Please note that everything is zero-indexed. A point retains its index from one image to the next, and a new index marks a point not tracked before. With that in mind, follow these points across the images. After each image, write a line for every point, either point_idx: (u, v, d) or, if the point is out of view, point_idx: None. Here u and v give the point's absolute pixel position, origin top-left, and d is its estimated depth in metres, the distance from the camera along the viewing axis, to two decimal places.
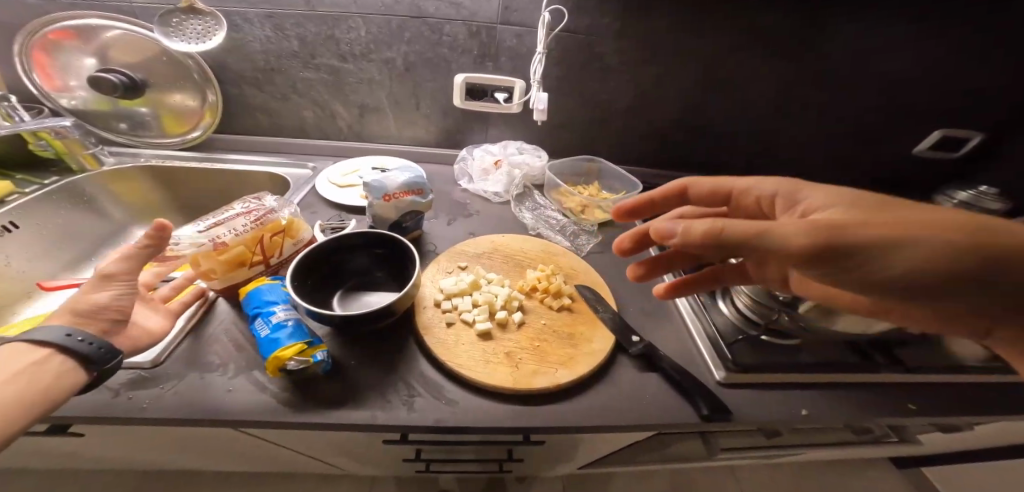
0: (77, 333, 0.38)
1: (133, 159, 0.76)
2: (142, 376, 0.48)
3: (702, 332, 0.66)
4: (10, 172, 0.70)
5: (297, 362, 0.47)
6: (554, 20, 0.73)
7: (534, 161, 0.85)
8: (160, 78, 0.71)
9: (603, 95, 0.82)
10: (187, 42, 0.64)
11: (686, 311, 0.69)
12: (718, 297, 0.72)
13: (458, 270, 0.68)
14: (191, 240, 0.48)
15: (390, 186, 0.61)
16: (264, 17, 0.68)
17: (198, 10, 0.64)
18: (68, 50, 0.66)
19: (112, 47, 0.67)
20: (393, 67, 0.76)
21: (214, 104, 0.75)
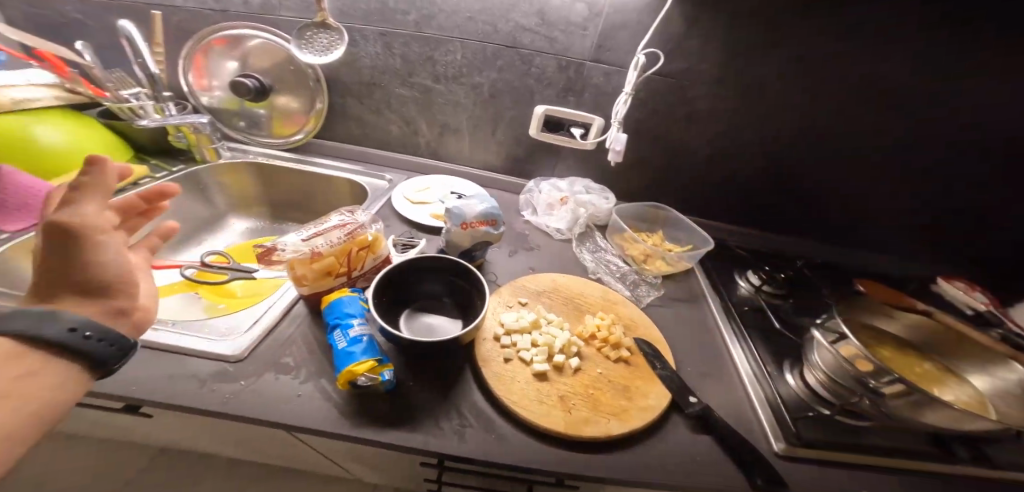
0: (86, 329, 0.32)
1: (244, 155, 0.81)
2: (227, 370, 0.49)
3: (762, 398, 0.62)
4: (148, 157, 0.77)
5: (367, 379, 0.48)
6: (647, 63, 0.73)
7: (601, 201, 0.84)
8: (282, 84, 0.77)
9: (681, 144, 0.82)
10: (314, 54, 0.70)
11: (746, 375, 0.66)
12: (785, 370, 0.67)
13: (519, 306, 0.68)
14: (296, 246, 0.52)
15: (468, 215, 0.62)
16: (378, 35, 0.74)
17: (328, 25, 0.70)
18: (219, 55, 0.74)
19: (253, 55, 0.74)
20: (479, 92, 0.80)
21: (319, 112, 0.81)
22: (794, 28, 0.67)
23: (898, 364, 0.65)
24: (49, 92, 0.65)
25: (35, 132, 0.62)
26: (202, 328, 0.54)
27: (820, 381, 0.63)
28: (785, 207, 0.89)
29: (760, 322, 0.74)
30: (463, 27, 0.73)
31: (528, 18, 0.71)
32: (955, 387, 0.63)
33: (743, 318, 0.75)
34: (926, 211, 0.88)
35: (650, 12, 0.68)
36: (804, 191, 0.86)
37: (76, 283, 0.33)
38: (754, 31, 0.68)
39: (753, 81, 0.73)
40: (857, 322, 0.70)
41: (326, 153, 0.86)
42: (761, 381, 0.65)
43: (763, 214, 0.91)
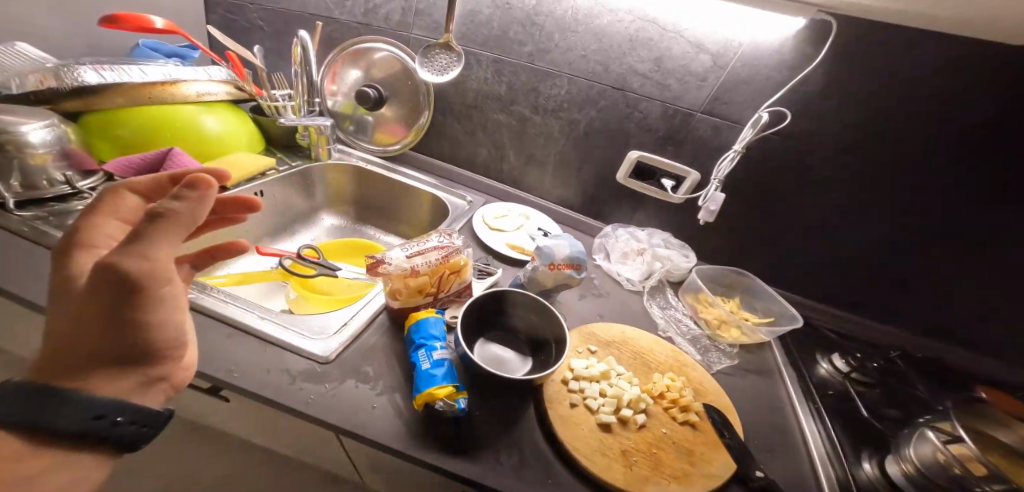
0: (113, 415, 0.32)
1: (348, 157, 0.88)
2: (316, 370, 0.52)
3: (832, 481, 0.58)
4: (274, 150, 0.84)
5: (444, 404, 0.49)
6: (770, 121, 0.72)
7: (680, 259, 0.83)
8: (396, 94, 0.84)
9: (770, 206, 0.80)
10: (433, 73, 0.79)
11: (817, 456, 0.61)
12: (863, 457, 0.62)
13: (589, 354, 0.67)
14: (399, 262, 0.56)
15: (557, 256, 0.62)
16: (492, 61, 0.79)
17: (451, 48, 0.77)
18: (352, 65, 0.82)
19: (379, 67, 0.82)
20: (574, 128, 0.82)
21: (421, 127, 0.88)
22: (929, 114, 0.64)
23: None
24: (224, 88, 0.72)
25: (203, 121, 0.70)
26: (300, 324, 0.57)
27: (906, 473, 0.58)
28: (875, 293, 0.83)
29: (840, 407, 0.70)
30: (575, 64, 0.75)
31: (643, 63, 0.72)
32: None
33: (824, 401, 0.70)
34: None
35: (785, 69, 0.67)
36: (903, 282, 0.80)
37: (115, 346, 0.33)
38: (878, 110, 0.66)
39: (870, 159, 0.70)
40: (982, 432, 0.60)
41: (416, 166, 0.92)
42: (835, 467, 0.60)
43: (849, 295, 0.86)
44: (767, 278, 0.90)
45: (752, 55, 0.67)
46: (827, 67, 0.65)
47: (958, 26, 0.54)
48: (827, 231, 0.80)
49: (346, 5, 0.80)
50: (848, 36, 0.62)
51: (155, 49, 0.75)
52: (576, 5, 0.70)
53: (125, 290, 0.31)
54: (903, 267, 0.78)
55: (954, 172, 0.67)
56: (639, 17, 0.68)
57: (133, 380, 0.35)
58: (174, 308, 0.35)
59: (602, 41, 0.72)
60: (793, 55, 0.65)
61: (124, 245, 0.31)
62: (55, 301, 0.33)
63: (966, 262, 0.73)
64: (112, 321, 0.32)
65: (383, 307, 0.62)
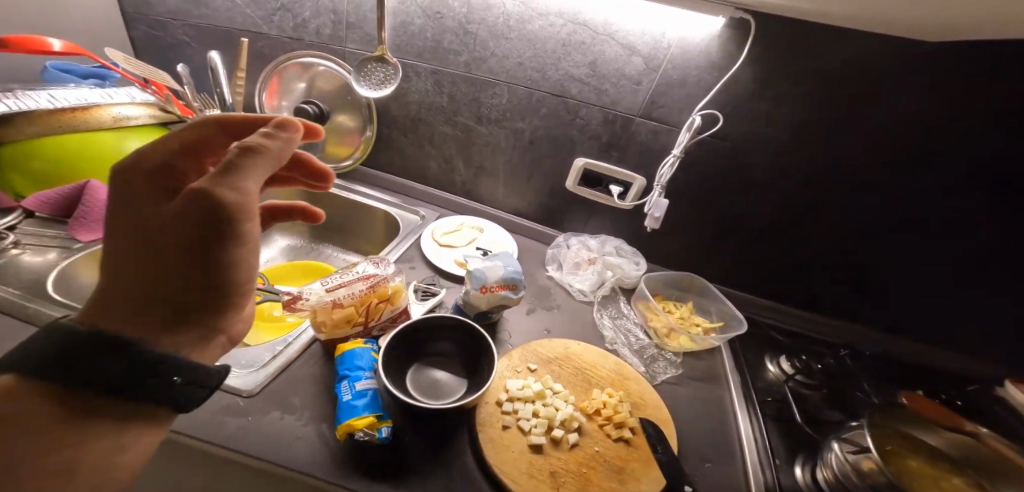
0: (171, 375, 0.33)
1: None
2: (238, 404, 0.54)
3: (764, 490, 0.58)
4: None
5: (364, 433, 0.49)
6: (704, 124, 0.72)
7: (630, 266, 0.82)
8: (336, 103, 0.82)
9: (719, 209, 0.80)
10: (369, 87, 0.77)
11: (753, 471, 0.60)
12: (796, 461, 0.63)
13: (527, 372, 0.67)
14: (319, 296, 0.55)
15: (489, 278, 0.60)
16: (430, 72, 0.76)
17: (386, 61, 0.75)
18: (292, 79, 0.81)
19: (319, 80, 0.80)
20: (520, 137, 0.79)
21: (367, 140, 0.86)
22: (856, 117, 0.65)
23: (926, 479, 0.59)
24: (146, 111, 0.74)
25: (126, 146, 0.71)
26: (227, 358, 0.59)
27: (827, 479, 0.58)
28: (826, 286, 0.86)
29: (787, 414, 0.69)
30: (512, 72, 0.73)
31: (579, 68, 0.70)
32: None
33: (762, 405, 0.70)
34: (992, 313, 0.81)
35: (714, 70, 0.66)
36: (847, 279, 0.83)
37: (185, 286, 0.33)
38: (812, 107, 0.66)
39: (808, 159, 0.71)
40: (895, 429, 0.62)
41: (367, 182, 0.91)
42: (766, 475, 0.60)
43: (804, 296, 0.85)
44: (725, 279, 0.90)
45: (682, 57, 0.66)
46: (754, 68, 0.64)
47: (882, 25, 0.54)
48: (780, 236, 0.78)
49: (276, 20, 0.77)
50: (776, 34, 0.62)
51: (67, 71, 0.76)
52: (507, 12, 0.67)
53: (214, 220, 0.33)
54: (844, 259, 0.81)
55: (886, 165, 0.69)
56: (571, 21, 0.66)
57: (194, 333, 0.35)
58: (250, 250, 0.37)
59: (536, 47, 0.69)
60: (719, 54, 0.64)
61: (223, 178, 0.34)
62: (131, 232, 0.33)
63: (901, 245, 0.77)
64: (191, 255, 0.33)
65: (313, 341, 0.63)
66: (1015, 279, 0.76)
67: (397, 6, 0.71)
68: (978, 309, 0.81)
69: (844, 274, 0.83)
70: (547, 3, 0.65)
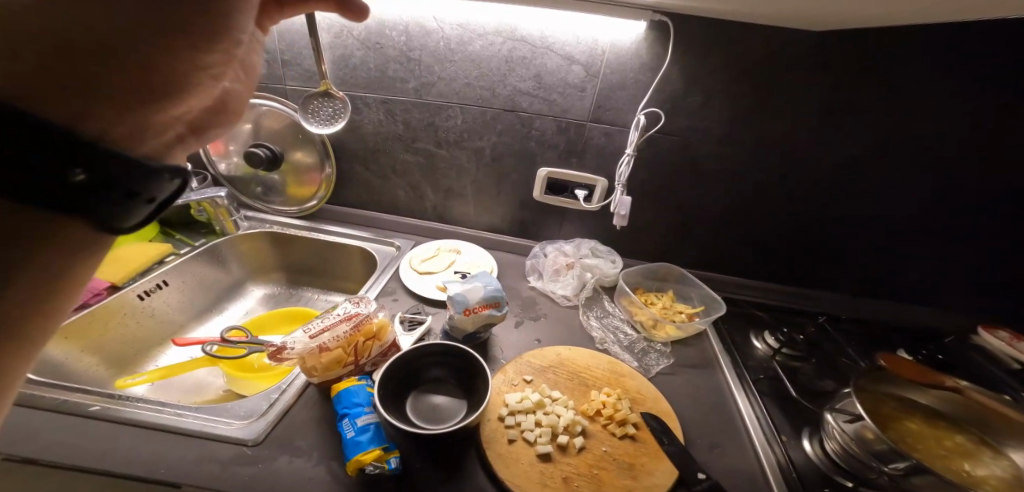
0: (139, 189, 0.32)
1: (261, 223, 0.84)
2: (243, 453, 0.50)
3: (774, 468, 0.60)
4: (173, 231, 0.80)
5: (374, 466, 0.48)
6: (649, 122, 0.76)
7: (608, 266, 0.84)
8: (290, 142, 0.80)
9: (684, 198, 0.84)
10: (319, 124, 0.74)
11: (764, 454, 0.62)
12: (803, 434, 0.65)
13: (523, 384, 0.66)
14: (304, 343, 0.54)
15: (471, 300, 0.60)
16: (380, 102, 0.77)
17: (332, 95, 0.73)
18: (233, 121, 0.78)
19: (264, 121, 0.79)
20: (481, 155, 0.81)
21: (329, 178, 0.84)
22: (780, 96, 0.71)
23: (925, 438, 0.66)
24: None
25: None
26: (226, 411, 0.54)
27: (836, 450, 0.61)
28: (792, 256, 0.90)
29: (776, 388, 0.72)
30: (461, 92, 0.75)
31: (526, 82, 0.73)
32: (993, 464, 0.64)
33: (758, 384, 0.72)
34: (938, 257, 0.87)
35: (646, 70, 0.70)
36: (806, 248, 0.88)
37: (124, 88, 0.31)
38: (741, 92, 0.71)
39: (747, 140, 0.76)
40: (886, 394, 0.70)
41: (338, 220, 0.90)
42: (775, 451, 0.62)
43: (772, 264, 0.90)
44: (698, 262, 0.93)
45: (616, 61, 0.70)
46: (680, 64, 0.69)
47: (778, 19, 0.59)
48: (734, 219, 0.86)
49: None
50: (695, 30, 0.66)
51: None
52: (446, 35, 0.70)
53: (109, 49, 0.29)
54: (802, 228, 0.86)
55: (820, 135, 0.74)
56: (509, 38, 0.69)
57: (138, 122, 0.33)
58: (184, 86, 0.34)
59: (480, 66, 0.72)
60: (647, 55, 0.69)
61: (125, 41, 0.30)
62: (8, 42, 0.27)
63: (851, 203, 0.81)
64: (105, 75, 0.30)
65: (310, 383, 0.60)
66: (949, 224, 0.83)
67: (334, 41, 0.73)
68: (926, 250, 0.87)
69: (803, 242, 0.88)
70: (484, 24, 0.68)
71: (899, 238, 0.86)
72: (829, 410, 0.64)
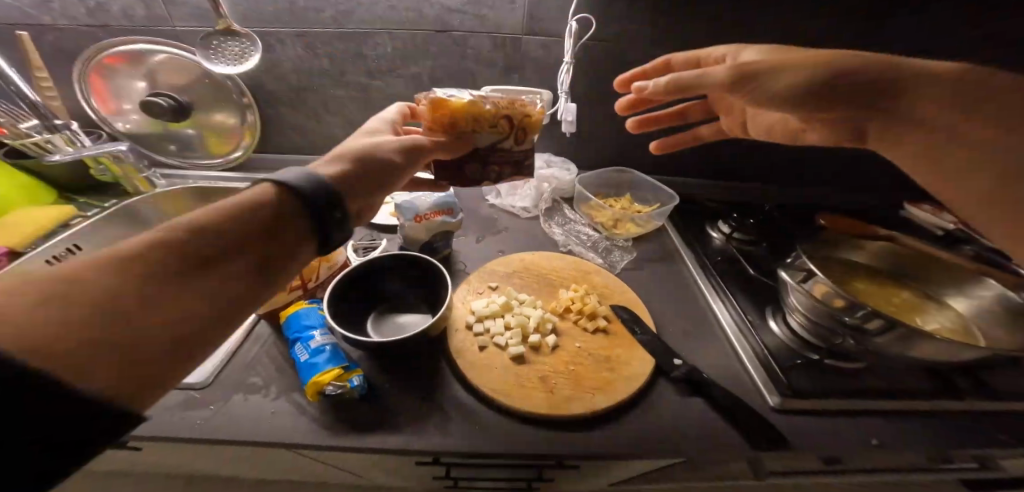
0: None
1: (182, 182, 0.81)
2: (193, 398, 0.48)
3: (752, 355, 0.59)
4: (73, 196, 0.76)
5: (335, 386, 0.47)
6: (582, 29, 0.74)
7: (563, 173, 0.84)
8: (205, 102, 0.77)
9: (633, 104, 0.83)
10: (224, 63, 0.68)
11: (734, 335, 0.62)
12: (769, 317, 0.65)
13: (489, 291, 0.67)
14: None
15: (421, 207, 0.60)
16: (296, 36, 0.72)
17: (235, 33, 0.67)
18: (121, 74, 0.73)
19: (160, 71, 0.73)
20: (419, 82, 0.78)
21: (253, 124, 0.81)
22: None
23: (874, 294, 0.67)
24: None
25: None
26: None
27: (801, 324, 0.60)
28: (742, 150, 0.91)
29: (732, 268, 0.74)
30: (386, 16, 0.70)
31: None
32: (936, 314, 0.65)
33: (717, 269, 0.73)
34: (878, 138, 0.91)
35: None
36: (753, 138, 0.89)
37: None
38: None
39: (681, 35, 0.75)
40: (831, 258, 0.72)
41: (275, 168, 0.86)
42: (749, 340, 0.61)
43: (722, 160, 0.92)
44: (655, 165, 0.93)
45: None
46: None
47: None
48: (680, 119, 0.86)
49: (58, 8, 0.68)
50: None
51: None
52: None
53: None
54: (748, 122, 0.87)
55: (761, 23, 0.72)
56: None
57: None
58: None
59: None
60: None
61: None
62: None
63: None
64: None
65: (257, 319, 0.58)
66: None
67: None
68: None
69: (750, 136, 0.89)
70: None
71: None
72: (782, 269, 0.61)
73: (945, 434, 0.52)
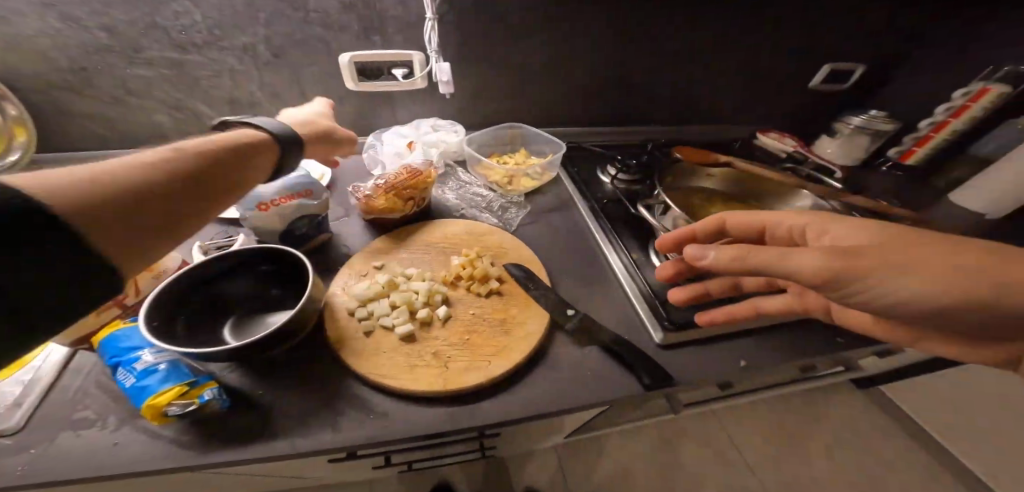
0: None
1: None
2: (1, 447, 0.42)
3: (636, 291, 0.60)
4: None
5: (179, 406, 0.41)
6: None
7: (450, 135, 0.80)
8: None
9: (508, 57, 0.79)
10: None
11: (625, 279, 0.62)
12: (652, 253, 0.67)
13: (373, 271, 0.62)
14: None
15: (266, 194, 0.54)
16: (41, 5, 0.59)
17: None
18: None
19: None
20: (257, 54, 0.69)
21: (20, 118, 0.66)
22: None
23: None
24: None
25: None
26: None
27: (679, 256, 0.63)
28: (628, 92, 0.91)
29: (621, 211, 0.74)
30: None
31: None
32: None
33: (609, 213, 0.74)
34: (751, 68, 0.93)
35: None
36: (624, 80, 0.88)
37: None
38: None
39: None
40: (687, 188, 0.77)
41: None
42: (637, 280, 0.62)
43: (609, 105, 0.92)
44: (536, 118, 0.90)
45: None
46: None
47: None
48: (555, 65, 0.82)
49: None
50: None
51: None
52: None
53: None
54: (626, 65, 0.86)
55: None
56: None
57: None
58: None
59: None
60: None
61: None
62: None
63: (657, 25, 0.81)
64: None
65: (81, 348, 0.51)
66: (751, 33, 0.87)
67: None
68: (740, 62, 0.92)
69: (630, 79, 0.89)
70: None
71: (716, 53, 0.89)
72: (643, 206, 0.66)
73: (805, 341, 0.56)
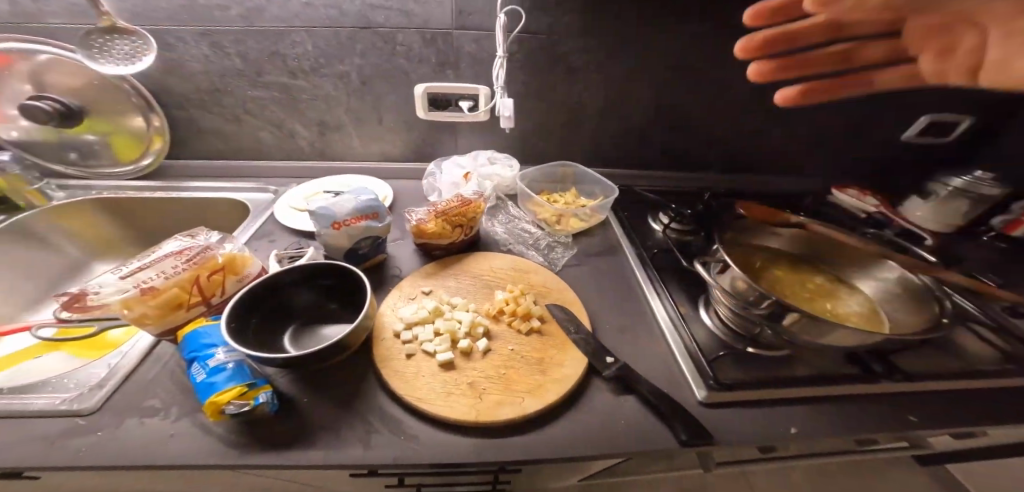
0: None
1: (85, 192, 0.78)
2: (79, 424, 0.46)
3: (679, 345, 0.60)
4: None
5: (236, 405, 0.44)
6: (512, 22, 0.73)
7: (506, 170, 0.84)
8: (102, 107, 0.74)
9: (571, 99, 0.83)
10: (114, 62, 0.64)
11: (667, 332, 0.62)
12: (700, 308, 0.67)
13: (420, 296, 0.65)
14: (113, 287, 0.46)
15: (339, 213, 0.59)
16: (199, 35, 0.69)
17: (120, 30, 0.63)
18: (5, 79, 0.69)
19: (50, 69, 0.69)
20: (348, 81, 0.76)
21: (159, 129, 0.78)
22: None
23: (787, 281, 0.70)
24: None
25: None
26: (48, 387, 0.50)
27: (727, 315, 0.62)
28: (683, 142, 0.93)
29: (668, 262, 0.75)
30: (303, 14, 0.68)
31: None
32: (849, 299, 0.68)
33: (655, 263, 0.74)
34: (809, 128, 0.94)
35: None
36: (681, 130, 0.91)
37: None
38: None
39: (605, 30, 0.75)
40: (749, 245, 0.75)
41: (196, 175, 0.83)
42: (681, 334, 0.61)
43: (663, 153, 0.94)
44: (590, 159, 0.93)
45: None
46: None
47: None
48: (616, 110, 0.86)
49: None
50: None
51: None
52: None
53: None
54: (684, 115, 0.88)
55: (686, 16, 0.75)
56: None
57: None
58: None
59: None
60: None
61: None
62: None
63: (719, 80, 0.83)
64: None
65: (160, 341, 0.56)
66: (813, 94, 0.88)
67: None
68: (799, 121, 0.92)
69: (687, 129, 0.91)
70: None
71: (775, 111, 0.90)
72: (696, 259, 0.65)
73: (863, 419, 0.53)
